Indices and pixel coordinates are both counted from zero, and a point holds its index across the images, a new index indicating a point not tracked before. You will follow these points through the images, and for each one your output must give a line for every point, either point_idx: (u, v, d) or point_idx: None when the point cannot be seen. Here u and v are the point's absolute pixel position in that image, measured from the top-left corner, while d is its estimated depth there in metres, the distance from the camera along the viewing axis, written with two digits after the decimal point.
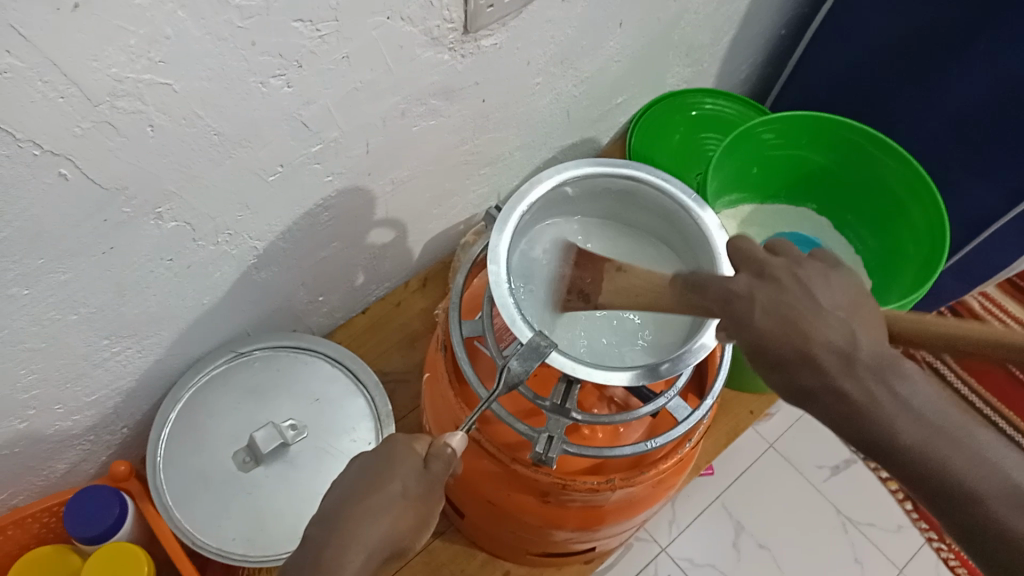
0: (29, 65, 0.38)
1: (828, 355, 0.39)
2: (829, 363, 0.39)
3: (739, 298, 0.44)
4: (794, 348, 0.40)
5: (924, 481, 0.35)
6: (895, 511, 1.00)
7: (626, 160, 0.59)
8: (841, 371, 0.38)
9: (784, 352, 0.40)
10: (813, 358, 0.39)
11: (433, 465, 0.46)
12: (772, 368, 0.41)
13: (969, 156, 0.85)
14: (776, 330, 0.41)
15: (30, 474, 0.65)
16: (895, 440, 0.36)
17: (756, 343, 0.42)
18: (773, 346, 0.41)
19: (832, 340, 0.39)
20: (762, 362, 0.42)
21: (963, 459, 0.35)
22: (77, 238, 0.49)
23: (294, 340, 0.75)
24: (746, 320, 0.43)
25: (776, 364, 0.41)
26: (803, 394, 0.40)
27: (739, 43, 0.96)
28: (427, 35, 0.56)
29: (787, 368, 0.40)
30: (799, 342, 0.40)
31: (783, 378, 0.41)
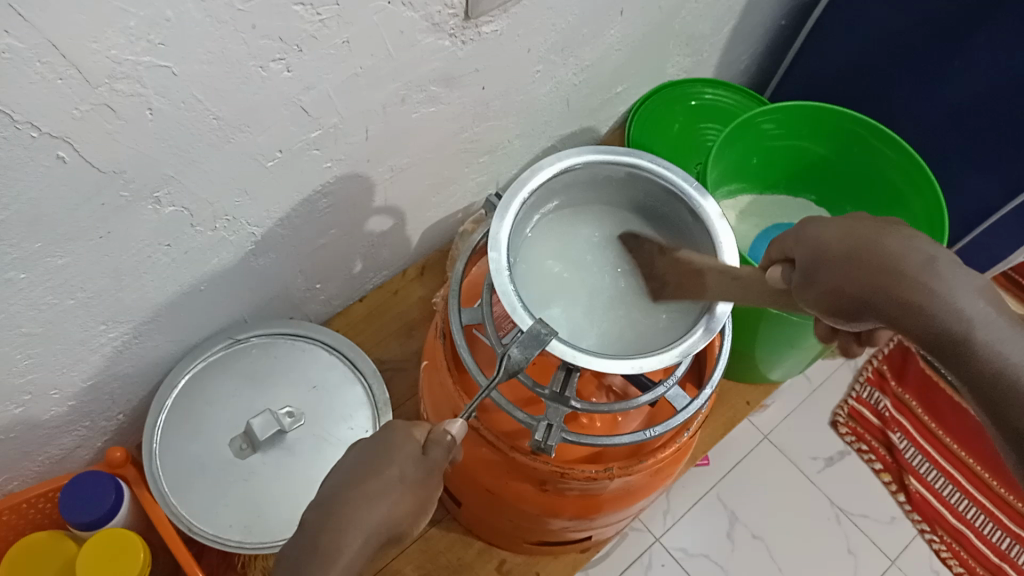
0: (28, 45, 0.38)
1: (911, 255, 0.35)
2: (906, 262, 0.35)
3: (814, 222, 0.42)
4: (865, 251, 0.37)
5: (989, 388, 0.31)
6: (887, 503, 1.01)
7: (628, 148, 0.59)
8: (921, 271, 0.34)
9: (852, 253, 0.37)
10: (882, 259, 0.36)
11: (432, 452, 0.47)
12: (832, 272, 0.38)
13: (960, 147, 0.86)
14: (850, 239, 0.38)
15: (26, 459, 0.65)
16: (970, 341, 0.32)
17: (822, 254, 0.39)
18: (836, 252, 0.38)
19: (913, 247, 0.35)
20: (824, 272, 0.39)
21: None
22: (74, 221, 0.48)
23: (292, 327, 0.75)
24: (816, 236, 0.40)
25: (840, 265, 0.38)
26: (862, 299, 0.36)
27: (739, 33, 0.96)
28: (428, 21, 0.56)
29: (864, 268, 0.36)
30: (872, 244, 0.37)
31: (845, 284, 0.37)
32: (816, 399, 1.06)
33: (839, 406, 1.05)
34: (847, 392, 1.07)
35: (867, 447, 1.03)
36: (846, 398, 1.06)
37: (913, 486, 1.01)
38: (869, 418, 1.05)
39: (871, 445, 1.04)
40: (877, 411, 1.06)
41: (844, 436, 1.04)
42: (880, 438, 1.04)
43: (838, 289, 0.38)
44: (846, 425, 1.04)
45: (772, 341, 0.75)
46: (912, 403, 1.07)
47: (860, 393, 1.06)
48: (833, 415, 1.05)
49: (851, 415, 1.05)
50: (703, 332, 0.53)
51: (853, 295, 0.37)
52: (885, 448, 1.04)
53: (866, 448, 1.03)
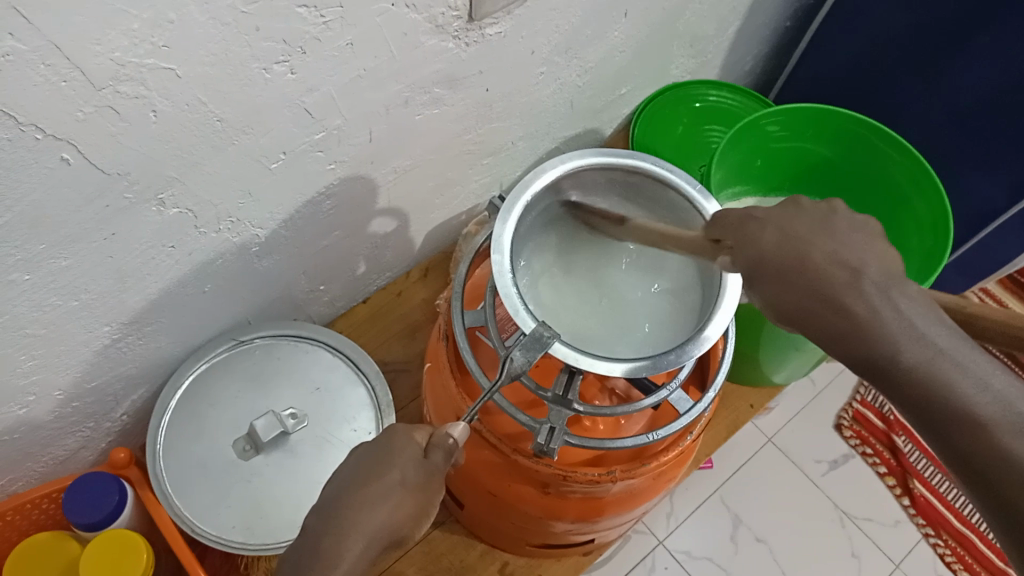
0: (31, 47, 0.38)
1: (840, 270, 0.39)
2: (835, 280, 0.38)
3: (752, 219, 0.45)
4: (800, 267, 0.40)
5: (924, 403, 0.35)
6: (892, 506, 1.00)
7: (631, 150, 0.59)
8: (847, 290, 0.38)
9: (788, 268, 0.40)
10: (815, 274, 0.39)
11: (434, 455, 0.46)
12: (767, 283, 0.41)
13: (965, 150, 0.85)
14: (787, 253, 0.41)
15: (29, 460, 0.65)
16: (896, 360, 0.36)
17: (760, 260, 0.42)
18: (772, 262, 0.41)
19: (840, 261, 0.39)
20: (760, 276, 0.42)
21: (968, 381, 0.35)
22: (77, 223, 0.49)
23: (295, 329, 0.75)
24: (752, 239, 0.43)
25: (776, 278, 0.41)
26: (801, 310, 0.39)
27: (743, 35, 0.95)
28: (431, 23, 0.56)
29: (801, 287, 0.39)
30: (802, 259, 0.40)
31: (783, 297, 0.40)
32: (820, 401, 1.06)
33: (844, 409, 1.05)
34: (851, 394, 1.06)
35: (871, 450, 1.03)
36: (851, 401, 1.06)
37: (917, 489, 1.01)
38: (873, 421, 1.05)
39: (875, 448, 1.03)
40: (881, 414, 1.06)
41: (848, 438, 1.03)
42: (884, 441, 1.04)
43: (780, 304, 0.40)
44: (850, 427, 1.04)
45: (776, 344, 0.75)
46: None
47: (865, 396, 1.06)
48: (837, 418, 1.05)
49: (855, 417, 1.05)
50: (648, 365, 0.51)
51: (791, 312, 0.40)
52: (890, 451, 1.04)
53: (870, 451, 1.03)
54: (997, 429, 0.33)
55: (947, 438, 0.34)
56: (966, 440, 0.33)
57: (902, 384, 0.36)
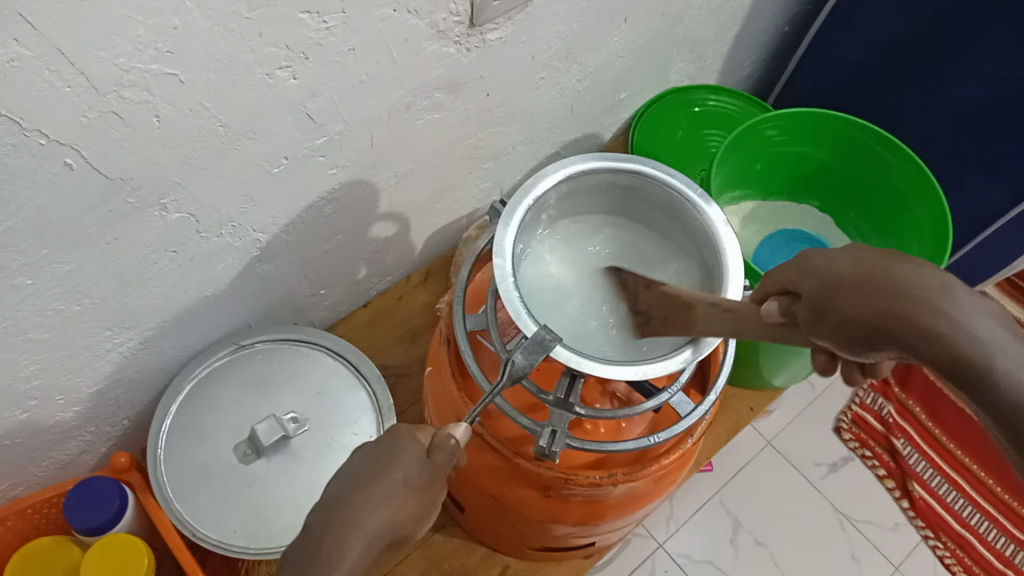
0: (37, 54, 0.38)
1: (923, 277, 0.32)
2: (922, 288, 0.32)
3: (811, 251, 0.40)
4: (877, 277, 0.33)
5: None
6: (891, 508, 1.01)
7: (632, 155, 0.59)
8: (941, 297, 0.31)
9: (860, 282, 0.34)
10: (882, 281, 0.33)
11: (437, 455, 0.47)
12: (845, 300, 0.34)
13: (964, 154, 0.86)
14: (851, 264, 0.35)
15: (31, 465, 0.65)
16: (988, 367, 0.29)
17: (826, 282, 0.36)
18: (836, 279, 0.35)
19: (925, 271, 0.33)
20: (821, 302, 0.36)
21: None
22: (81, 228, 0.49)
23: (296, 334, 0.75)
24: (818, 267, 0.37)
25: (854, 293, 0.34)
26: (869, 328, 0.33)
27: (743, 40, 0.96)
28: (433, 28, 0.56)
29: (858, 295, 0.33)
30: (888, 270, 0.33)
31: (870, 312, 0.33)
32: (819, 404, 1.06)
33: (843, 412, 1.05)
34: (850, 398, 1.07)
35: (871, 453, 1.03)
36: (850, 404, 1.06)
37: (916, 492, 1.01)
38: (872, 424, 1.05)
39: (874, 451, 1.04)
40: (880, 417, 1.06)
41: (847, 441, 1.04)
42: (883, 444, 1.04)
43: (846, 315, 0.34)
44: (849, 430, 1.04)
45: (775, 348, 0.75)
46: (913, 407, 1.07)
47: (864, 399, 1.07)
48: (836, 421, 1.05)
49: (854, 420, 1.05)
50: (659, 366, 0.52)
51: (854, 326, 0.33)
52: (889, 454, 1.04)
53: (870, 454, 1.03)
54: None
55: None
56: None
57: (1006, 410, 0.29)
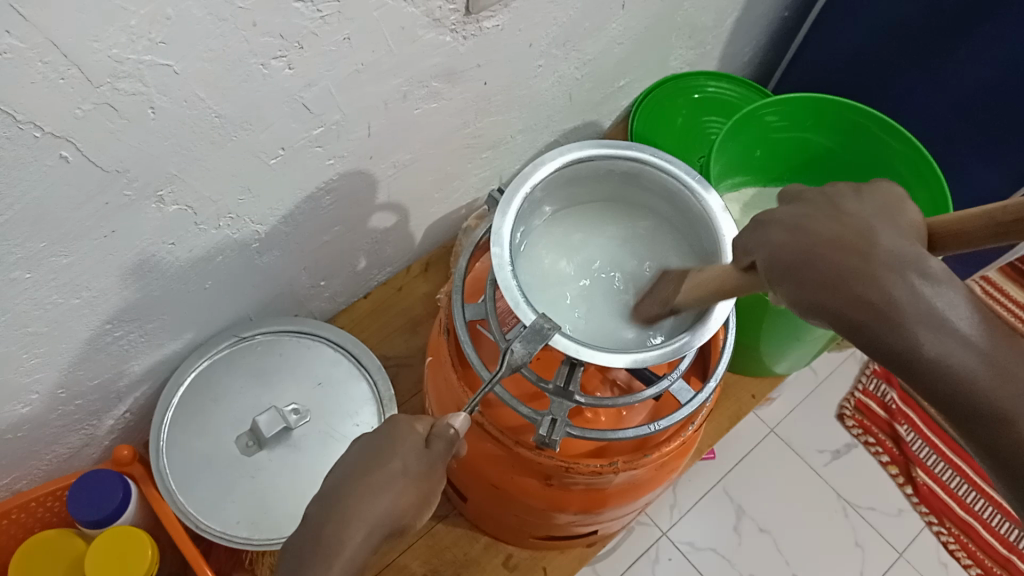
0: (29, 45, 0.38)
1: (852, 250, 0.35)
2: (846, 266, 0.35)
3: (767, 222, 0.42)
4: (808, 257, 0.37)
5: (943, 393, 0.31)
6: (896, 495, 1.00)
7: (630, 142, 0.59)
8: (858, 266, 0.35)
9: (799, 258, 0.37)
10: (823, 262, 0.36)
11: (435, 445, 0.46)
12: (788, 279, 0.38)
13: (968, 139, 0.85)
14: (795, 240, 0.38)
15: (33, 458, 0.65)
16: (916, 350, 0.31)
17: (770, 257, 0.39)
18: (787, 256, 0.38)
19: (848, 237, 0.36)
20: (777, 276, 0.39)
21: (987, 365, 0.30)
22: (78, 220, 0.49)
23: (297, 325, 0.75)
24: (762, 240, 0.41)
25: (790, 272, 0.38)
26: (811, 300, 0.36)
27: (742, 25, 0.95)
28: (429, 17, 0.56)
29: (794, 273, 0.37)
30: (816, 245, 0.37)
31: (809, 288, 0.36)
32: (822, 391, 1.06)
33: (846, 399, 1.05)
34: (853, 384, 1.06)
35: (874, 440, 1.03)
36: (853, 391, 1.06)
37: (920, 478, 1.01)
38: (876, 410, 1.05)
39: (878, 437, 1.03)
40: (884, 403, 1.05)
41: (851, 428, 1.03)
42: (887, 431, 1.04)
43: (797, 291, 0.37)
44: (853, 417, 1.04)
45: (776, 335, 0.75)
46: None
47: (867, 385, 1.06)
48: (840, 408, 1.04)
49: (858, 407, 1.05)
50: (660, 353, 0.51)
51: (798, 299, 0.37)
52: (892, 440, 1.04)
53: (873, 441, 1.03)
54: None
55: (971, 424, 0.30)
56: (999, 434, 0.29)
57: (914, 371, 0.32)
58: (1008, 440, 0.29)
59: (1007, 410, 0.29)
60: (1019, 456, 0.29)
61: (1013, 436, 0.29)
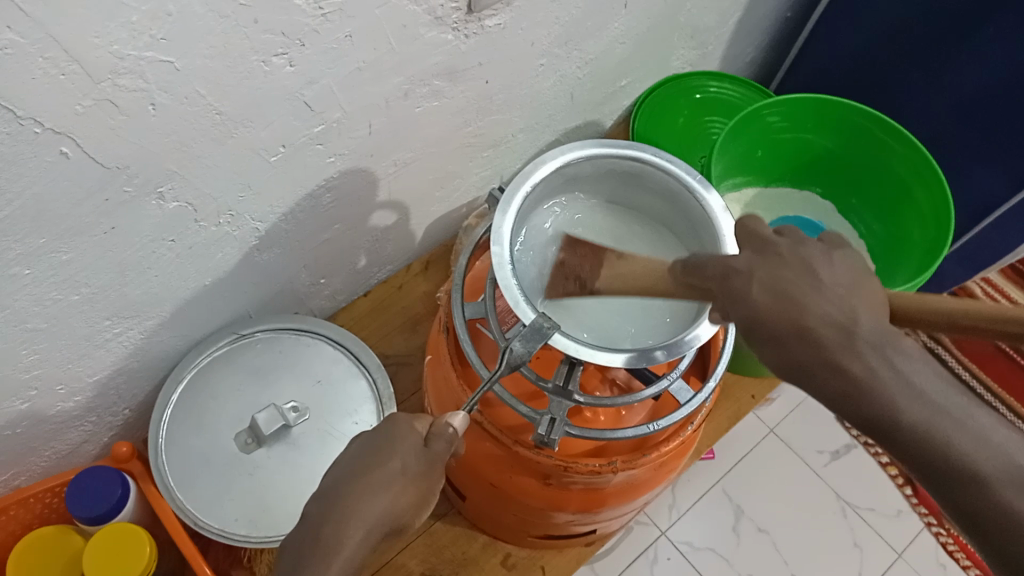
0: (30, 40, 0.38)
1: (834, 325, 0.37)
2: (828, 340, 0.37)
3: (737, 274, 0.43)
4: (794, 330, 0.38)
5: (925, 464, 0.35)
6: (895, 496, 1.00)
7: (631, 141, 0.59)
8: (844, 350, 0.37)
9: (783, 330, 0.39)
10: (808, 334, 0.38)
11: (434, 444, 0.46)
12: (771, 344, 0.39)
13: (968, 141, 0.85)
14: (776, 303, 0.39)
15: (32, 454, 0.65)
16: (897, 422, 0.35)
17: (749, 317, 0.40)
18: (767, 320, 0.39)
19: (833, 319, 0.38)
20: (757, 338, 0.40)
21: (967, 441, 0.34)
22: (78, 216, 0.49)
23: (296, 323, 0.75)
24: (741, 297, 0.41)
25: (774, 342, 0.39)
26: (796, 366, 0.38)
27: (744, 26, 0.95)
28: (431, 15, 0.56)
29: (780, 345, 0.39)
30: (801, 319, 0.38)
31: (793, 358, 0.38)
32: None
33: None
34: None
35: (874, 441, 1.03)
36: None
37: (921, 480, 1.02)
38: None
39: (878, 438, 1.03)
40: None
41: (851, 429, 1.04)
42: None
43: (780, 359, 0.39)
44: None
45: None
46: None
47: None
48: (840, 409, 1.05)
49: None
50: (659, 353, 0.51)
51: (782, 367, 0.39)
52: None
53: (873, 442, 1.03)
54: (999, 483, 0.33)
55: (946, 488, 0.34)
56: (977, 498, 0.33)
57: (903, 443, 0.35)
58: (974, 501, 0.33)
59: (980, 476, 0.33)
60: (985, 518, 0.33)
61: (986, 501, 0.33)
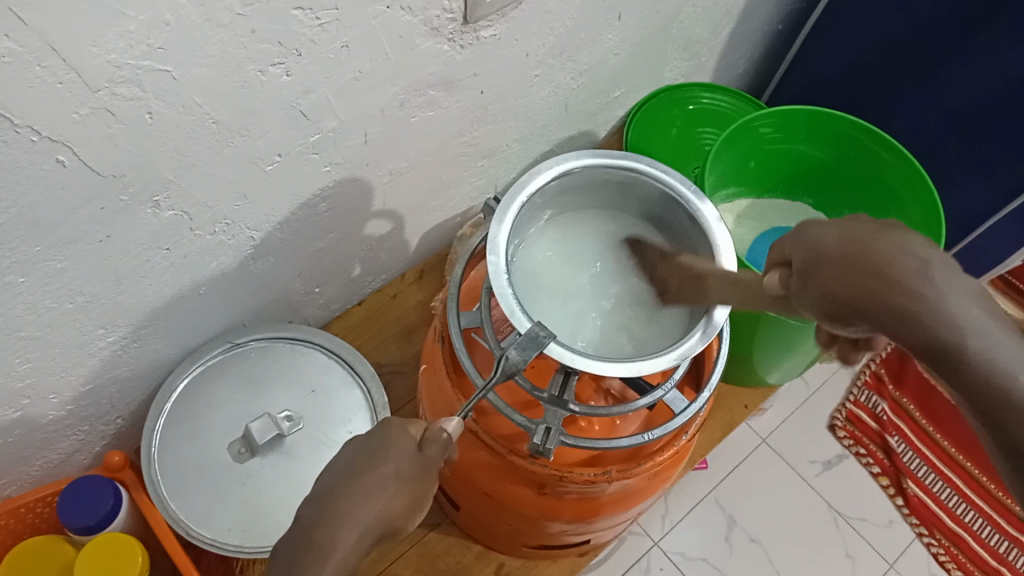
0: (28, 49, 0.38)
1: (904, 261, 0.37)
2: (899, 270, 0.37)
3: (809, 225, 0.43)
4: (861, 257, 0.38)
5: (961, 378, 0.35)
6: (886, 506, 1.01)
7: (625, 151, 0.60)
8: (917, 278, 0.36)
9: (843, 259, 0.39)
10: (879, 262, 0.37)
11: (428, 448, 0.47)
12: (831, 274, 0.39)
13: (959, 152, 0.86)
14: (842, 241, 0.39)
15: (24, 464, 0.64)
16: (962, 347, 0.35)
17: (814, 257, 0.40)
18: (834, 251, 0.39)
19: (907, 254, 0.37)
20: (819, 271, 0.40)
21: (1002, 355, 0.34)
22: (73, 225, 0.49)
23: (290, 331, 0.75)
24: (810, 239, 0.41)
25: (835, 270, 0.39)
26: (855, 301, 0.37)
27: (737, 38, 0.96)
28: (427, 25, 0.56)
29: (841, 270, 0.38)
30: (866, 248, 0.38)
31: (852, 289, 0.38)
32: (813, 403, 1.06)
33: (837, 409, 1.06)
34: (844, 395, 1.07)
35: (865, 451, 1.03)
36: (844, 402, 1.06)
37: (911, 490, 1.01)
38: (866, 421, 1.05)
39: (869, 448, 1.04)
40: (875, 415, 1.06)
41: (841, 439, 1.04)
42: (877, 441, 1.04)
43: (829, 292, 0.39)
44: (844, 428, 1.04)
45: (770, 347, 0.76)
46: (908, 405, 1.07)
47: (858, 396, 1.06)
48: (831, 418, 1.05)
49: (849, 418, 1.05)
50: (653, 362, 0.51)
51: (836, 301, 0.38)
52: (883, 451, 1.04)
53: (864, 451, 1.03)
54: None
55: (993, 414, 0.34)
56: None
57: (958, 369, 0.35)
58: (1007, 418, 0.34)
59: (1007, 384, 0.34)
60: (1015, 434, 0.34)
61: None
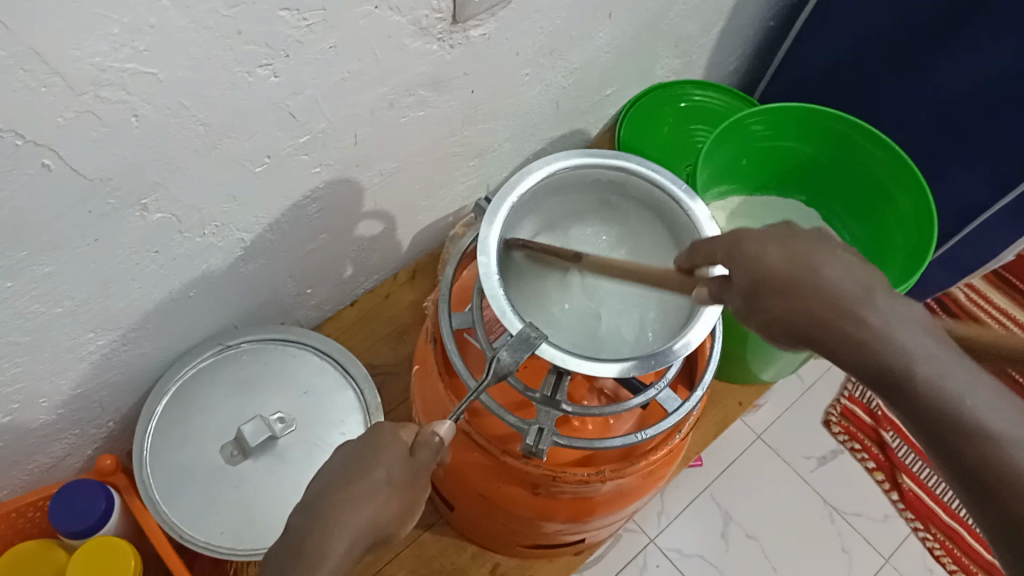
0: (10, 53, 0.38)
1: (848, 285, 0.35)
2: (848, 295, 0.35)
3: (746, 238, 0.40)
4: (805, 281, 0.36)
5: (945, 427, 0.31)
6: (881, 501, 1.01)
7: (616, 150, 0.59)
8: (862, 304, 0.35)
9: (789, 284, 0.37)
10: (829, 289, 0.35)
11: (419, 453, 0.46)
12: (777, 298, 0.37)
13: (951, 147, 0.86)
14: (786, 261, 0.37)
15: (15, 469, 0.64)
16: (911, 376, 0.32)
17: (757, 277, 0.38)
18: (779, 272, 0.37)
19: (848, 277, 0.36)
20: (761, 295, 0.38)
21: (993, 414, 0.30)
22: (60, 229, 0.48)
23: (282, 333, 0.75)
24: (749, 255, 0.39)
25: (780, 296, 0.37)
26: (802, 328, 0.36)
27: (728, 35, 0.96)
28: (415, 25, 0.56)
29: (786, 295, 0.36)
30: (812, 273, 0.36)
31: (797, 313, 0.36)
32: (807, 399, 1.06)
33: (831, 405, 1.06)
34: (839, 391, 1.07)
35: (860, 446, 1.04)
36: (839, 397, 1.06)
37: (905, 485, 1.02)
38: (861, 417, 1.05)
39: (863, 443, 1.04)
40: (870, 410, 1.06)
41: (836, 434, 1.04)
42: (872, 436, 1.05)
43: (775, 316, 0.37)
44: (838, 423, 1.04)
45: (763, 344, 0.76)
46: None
47: (852, 392, 1.07)
48: (825, 414, 1.05)
49: (843, 413, 1.05)
50: (643, 362, 0.51)
51: (783, 327, 0.36)
52: (878, 447, 1.04)
53: (859, 447, 1.04)
54: None
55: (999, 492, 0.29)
56: None
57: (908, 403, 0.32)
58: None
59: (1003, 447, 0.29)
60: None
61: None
